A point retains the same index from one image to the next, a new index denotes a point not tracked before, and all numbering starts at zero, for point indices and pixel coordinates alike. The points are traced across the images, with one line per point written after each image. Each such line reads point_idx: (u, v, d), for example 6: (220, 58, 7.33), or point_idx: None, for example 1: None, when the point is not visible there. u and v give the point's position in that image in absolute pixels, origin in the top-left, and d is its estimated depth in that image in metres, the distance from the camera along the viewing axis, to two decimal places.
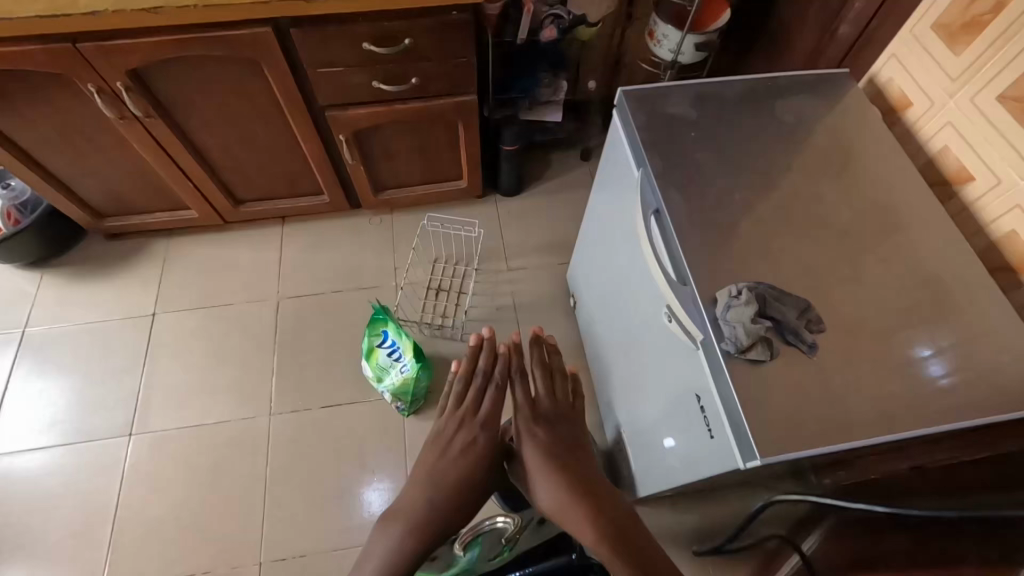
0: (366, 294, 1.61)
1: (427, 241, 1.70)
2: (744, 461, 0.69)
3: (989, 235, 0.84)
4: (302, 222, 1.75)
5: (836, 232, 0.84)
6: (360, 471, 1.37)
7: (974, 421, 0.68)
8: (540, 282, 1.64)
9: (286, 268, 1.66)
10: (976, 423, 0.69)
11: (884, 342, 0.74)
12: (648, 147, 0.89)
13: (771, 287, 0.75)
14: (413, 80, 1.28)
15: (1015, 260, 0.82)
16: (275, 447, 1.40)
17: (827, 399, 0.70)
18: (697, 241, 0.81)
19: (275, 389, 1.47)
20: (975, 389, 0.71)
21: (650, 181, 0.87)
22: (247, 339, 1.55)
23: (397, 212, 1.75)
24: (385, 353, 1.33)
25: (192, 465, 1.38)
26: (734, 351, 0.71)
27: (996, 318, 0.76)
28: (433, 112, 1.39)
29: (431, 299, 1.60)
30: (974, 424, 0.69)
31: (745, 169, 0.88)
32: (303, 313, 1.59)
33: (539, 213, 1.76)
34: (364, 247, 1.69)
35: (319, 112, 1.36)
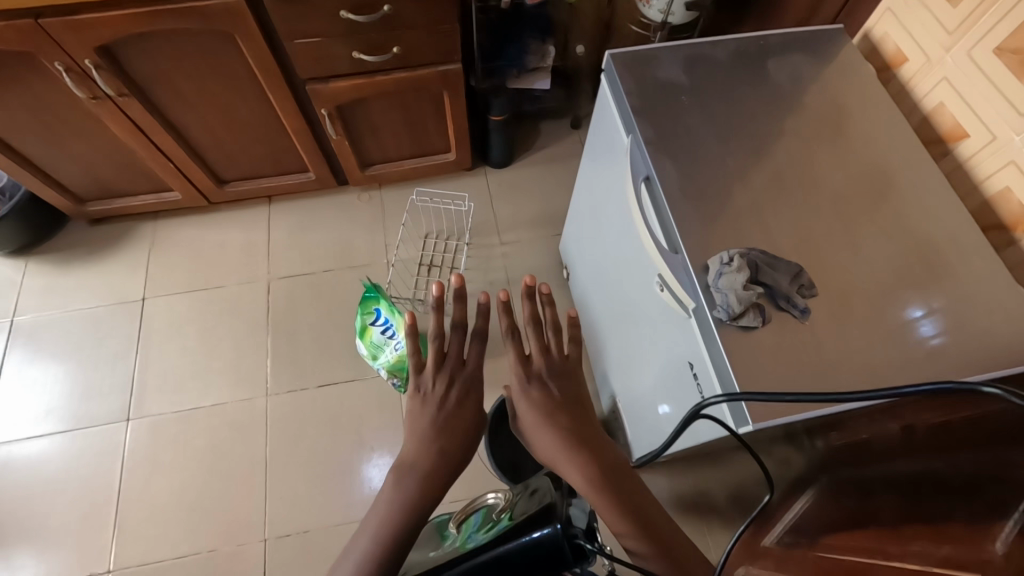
0: (358, 272, 1.60)
1: (417, 216, 1.68)
2: (734, 429, 0.70)
3: (983, 193, 0.83)
4: (289, 201, 1.72)
5: (829, 196, 0.82)
6: (360, 448, 1.38)
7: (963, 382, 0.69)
8: (533, 255, 1.62)
9: (275, 249, 1.64)
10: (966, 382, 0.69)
11: (875, 305, 0.74)
12: (638, 112, 0.87)
13: (763, 252, 0.74)
14: (395, 49, 1.23)
15: (1009, 218, 0.80)
16: (273, 427, 1.40)
17: (819, 364, 0.70)
18: (689, 208, 0.80)
19: (270, 370, 1.47)
20: (965, 349, 0.71)
21: (639, 147, 0.85)
22: (239, 321, 1.54)
23: (385, 187, 1.72)
24: (378, 331, 1.32)
25: (192, 448, 1.38)
26: (727, 319, 0.70)
27: (988, 277, 0.76)
28: (417, 83, 1.35)
29: (423, 275, 1.59)
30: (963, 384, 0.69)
31: (736, 133, 0.87)
32: (295, 294, 1.57)
33: (530, 185, 1.73)
34: (353, 225, 1.67)
35: (300, 86, 1.32)
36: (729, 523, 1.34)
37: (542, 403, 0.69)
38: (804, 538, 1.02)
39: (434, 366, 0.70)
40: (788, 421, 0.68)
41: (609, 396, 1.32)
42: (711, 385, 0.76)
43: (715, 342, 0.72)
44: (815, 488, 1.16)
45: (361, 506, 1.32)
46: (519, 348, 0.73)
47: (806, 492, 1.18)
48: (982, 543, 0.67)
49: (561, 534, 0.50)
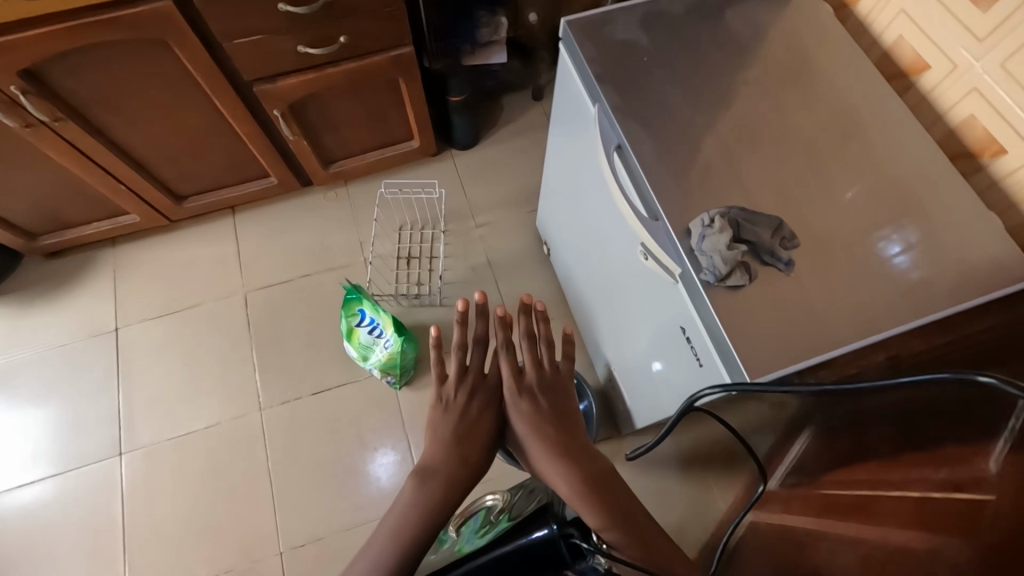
0: (335, 273, 1.56)
1: (389, 209, 1.64)
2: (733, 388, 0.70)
3: (948, 122, 0.84)
4: (253, 209, 1.66)
5: (801, 144, 0.82)
6: (363, 450, 1.38)
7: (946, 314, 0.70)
8: (511, 234, 1.60)
9: (246, 260, 1.58)
10: (951, 312, 0.71)
11: (856, 247, 0.75)
12: (601, 79, 0.85)
13: (743, 210, 0.73)
14: (342, 39, 1.18)
15: (974, 145, 0.81)
16: (272, 441, 1.38)
17: (806, 314, 0.70)
18: (664, 172, 0.78)
19: (260, 384, 1.44)
20: (946, 281, 0.72)
21: (607, 116, 0.83)
22: (220, 339, 1.50)
23: (351, 183, 1.67)
24: (365, 332, 1.29)
25: (191, 473, 1.36)
26: (714, 280, 0.70)
27: (961, 206, 0.77)
28: (369, 71, 1.29)
29: (403, 269, 1.56)
30: (946, 314, 0.71)
31: (703, 90, 0.85)
32: (274, 304, 1.53)
33: (500, 163, 1.70)
34: (324, 226, 1.62)
35: (247, 89, 1.26)
36: (732, 472, 1.38)
37: (534, 416, 0.70)
38: (808, 479, 1.06)
39: (456, 378, 0.72)
40: (785, 374, 0.69)
41: (604, 367, 1.33)
42: (707, 348, 0.76)
43: (704, 303, 0.72)
44: (812, 427, 1.20)
45: (372, 506, 1.32)
46: (512, 362, 0.73)
47: (805, 431, 1.22)
48: (976, 464, 0.70)
49: (558, 533, 0.55)
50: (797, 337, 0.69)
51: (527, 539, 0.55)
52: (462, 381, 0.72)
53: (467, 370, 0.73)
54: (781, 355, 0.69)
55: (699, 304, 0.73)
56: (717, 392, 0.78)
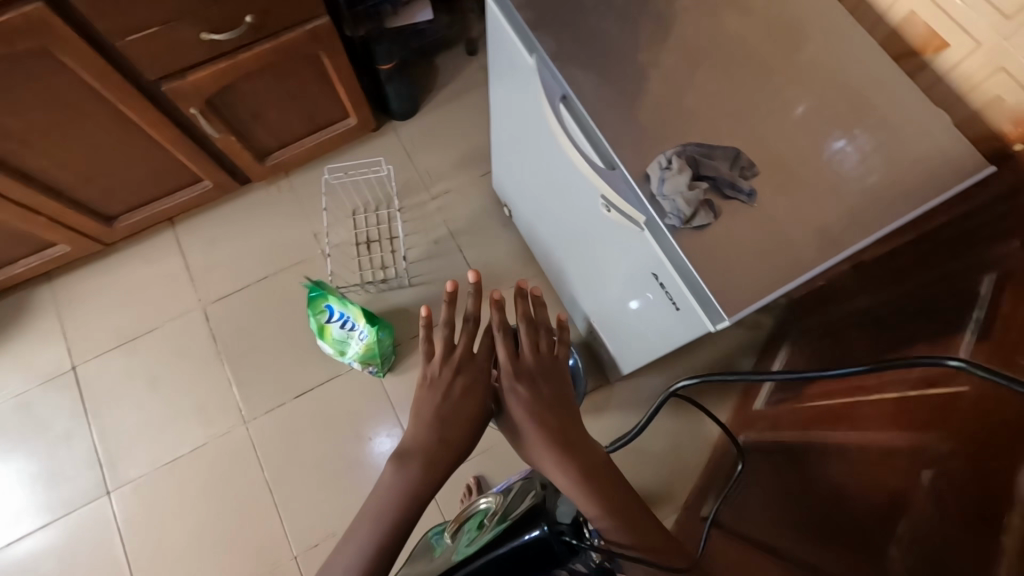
0: (295, 271, 1.49)
1: (337, 195, 1.56)
2: (712, 326, 0.70)
3: (889, 22, 0.82)
4: (193, 217, 1.56)
5: (748, 66, 0.79)
6: (359, 443, 1.36)
7: (907, 219, 0.71)
8: (470, 201, 1.55)
9: (197, 273, 1.50)
10: (911, 217, 0.71)
11: (815, 166, 0.74)
12: (535, 26, 0.79)
13: (700, 145, 0.71)
14: (248, 19, 1.07)
15: (917, 42, 0.80)
16: (264, 451, 1.35)
17: (775, 242, 0.70)
18: (615, 118, 0.75)
19: (239, 397, 1.40)
20: (904, 186, 0.73)
21: (547, 66, 0.79)
22: (187, 359, 1.43)
23: (293, 173, 1.58)
24: (337, 327, 1.26)
25: (187, 497, 1.33)
26: (681, 223, 0.69)
27: (910, 107, 0.77)
28: (287, 50, 1.19)
29: (365, 255, 1.50)
30: (907, 220, 0.71)
31: (642, 23, 0.81)
32: (236, 313, 1.47)
33: (446, 128, 1.63)
34: (272, 223, 1.53)
35: (155, 90, 1.15)
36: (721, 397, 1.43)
37: (529, 403, 0.70)
38: (793, 392, 1.10)
39: (442, 356, 0.72)
40: (760, 304, 0.69)
41: (584, 320, 1.32)
42: (681, 289, 0.75)
43: (671, 246, 0.71)
44: (788, 346, 1.26)
45: None
46: (508, 345, 0.73)
47: (782, 351, 1.28)
48: (949, 357, 0.72)
49: (550, 534, 0.53)
50: (768, 266, 0.69)
51: (520, 542, 0.53)
52: (448, 360, 0.72)
53: (455, 349, 0.73)
54: (754, 286, 0.69)
55: (667, 247, 0.72)
56: (697, 330, 0.78)
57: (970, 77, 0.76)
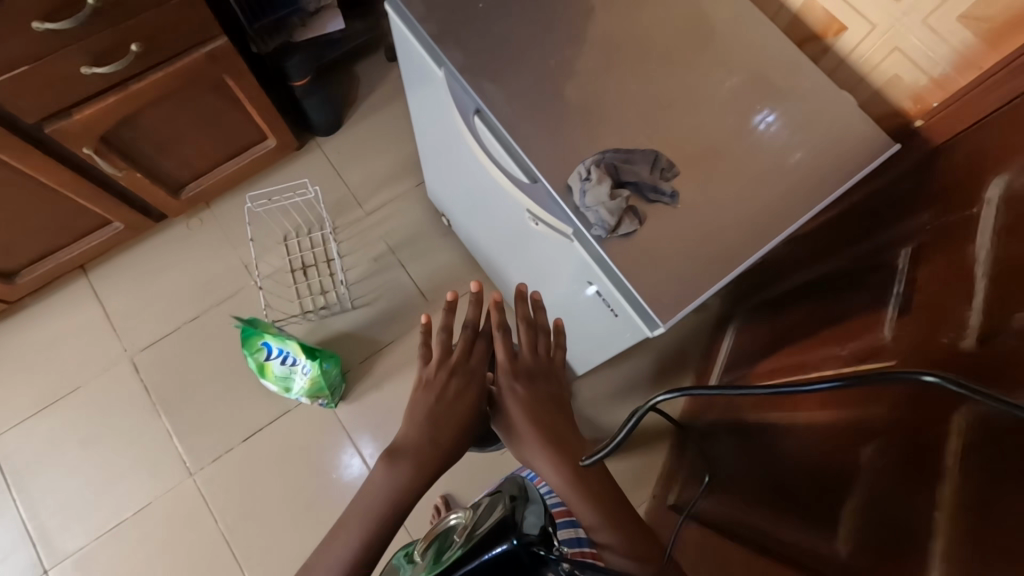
0: (227, 307, 1.40)
1: (264, 222, 1.47)
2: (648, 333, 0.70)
3: (791, 8, 0.83)
4: (107, 262, 1.44)
5: (660, 63, 0.79)
6: (318, 479, 1.30)
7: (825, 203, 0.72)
8: (406, 212, 1.51)
9: (119, 321, 1.39)
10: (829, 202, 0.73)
11: (735, 159, 0.74)
12: (440, 40, 0.76)
13: (618, 149, 0.70)
14: (134, 47, 0.98)
15: (819, 26, 0.81)
16: (216, 502, 1.27)
17: (703, 240, 0.70)
18: (532, 129, 0.73)
19: (182, 448, 1.31)
20: (819, 171, 0.74)
21: (457, 80, 0.75)
22: (119, 415, 1.32)
23: (214, 203, 1.49)
24: (278, 363, 1.19)
25: (136, 564, 1.24)
26: (606, 233, 0.68)
27: (818, 92, 0.78)
28: (185, 76, 1.10)
29: (302, 282, 1.44)
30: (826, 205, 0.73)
31: (550, 27, 0.79)
32: (168, 359, 1.37)
33: (373, 140, 1.56)
34: (197, 259, 1.44)
35: (37, 132, 1.04)
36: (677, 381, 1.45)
37: (527, 404, 0.67)
38: (742, 373, 1.13)
39: (440, 356, 0.69)
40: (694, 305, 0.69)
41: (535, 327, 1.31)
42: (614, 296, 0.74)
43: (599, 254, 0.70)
44: (735, 325, 1.28)
45: None
46: (506, 344, 0.69)
47: (729, 330, 1.30)
48: (878, 332, 0.74)
49: (518, 548, 0.49)
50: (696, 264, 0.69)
51: (486, 558, 0.49)
52: (443, 362, 0.69)
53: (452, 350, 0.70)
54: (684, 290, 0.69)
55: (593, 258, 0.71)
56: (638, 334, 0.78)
57: (868, 58, 0.78)
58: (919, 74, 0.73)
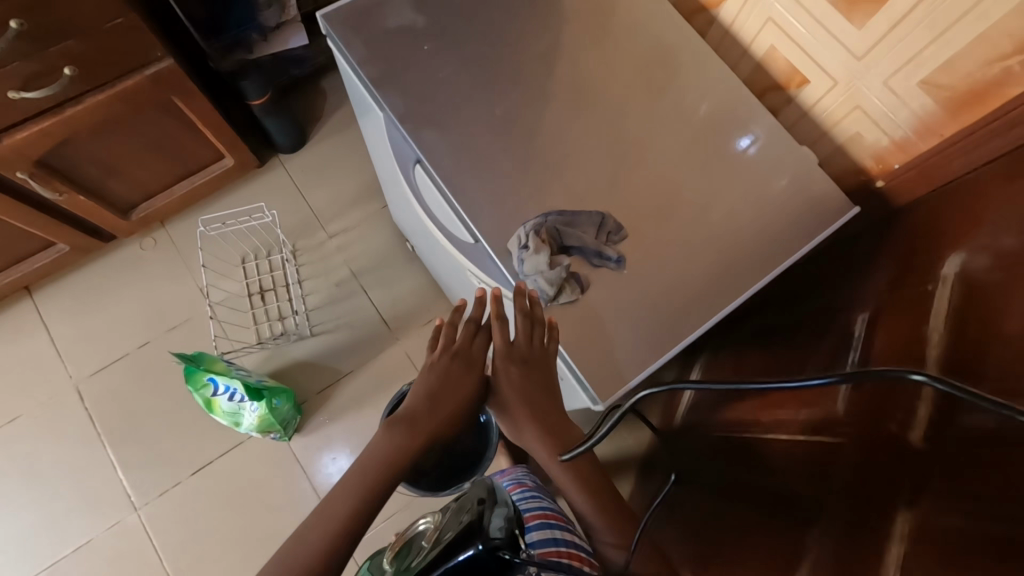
0: (180, 332, 1.35)
1: (221, 244, 1.42)
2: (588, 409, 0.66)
3: (755, 55, 0.79)
4: (54, 282, 1.38)
5: (614, 113, 0.75)
6: (270, 515, 1.25)
7: (777, 270, 0.70)
8: (370, 235, 1.46)
9: (65, 345, 1.33)
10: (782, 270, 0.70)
11: (687, 218, 0.71)
12: (380, 84, 0.71)
13: (561, 212, 0.67)
14: (66, 71, 0.92)
15: (781, 76, 0.78)
16: (161, 538, 1.22)
17: (649, 306, 0.66)
18: (473, 183, 0.68)
19: (127, 481, 1.25)
20: (773, 232, 0.71)
21: (396, 128, 0.71)
22: (61, 446, 1.27)
23: (169, 222, 1.43)
24: (225, 399, 1.13)
25: None
26: (546, 302, 0.64)
27: (776, 146, 0.75)
28: (127, 99, 1.04)
29: (259, 307, 1.38)
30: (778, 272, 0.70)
31: (500, 71, 0.74)
32: (116, 387, 1.31)
33: (338, 158, 1.51)
34: (150, 281, 1.38)
35: None
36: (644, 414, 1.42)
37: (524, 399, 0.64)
38: (701, 418, 1.10)
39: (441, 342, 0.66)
40: (641, 376, 0.65)
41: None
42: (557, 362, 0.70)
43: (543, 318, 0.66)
44: (699, 362, 1.25)
45: None
46: (503, 334, 0.63)
47: (693, 367, 1.27)
48: (832, 402, 0.71)
49: (485, 553, 0.48)
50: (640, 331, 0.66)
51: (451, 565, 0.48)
52: (446, 347, 0.65)
53: (454, 337, 0.65)
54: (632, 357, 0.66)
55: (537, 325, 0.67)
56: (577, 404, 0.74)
57: (830, 112, 0.75)
58: (881, 134, 0.70)
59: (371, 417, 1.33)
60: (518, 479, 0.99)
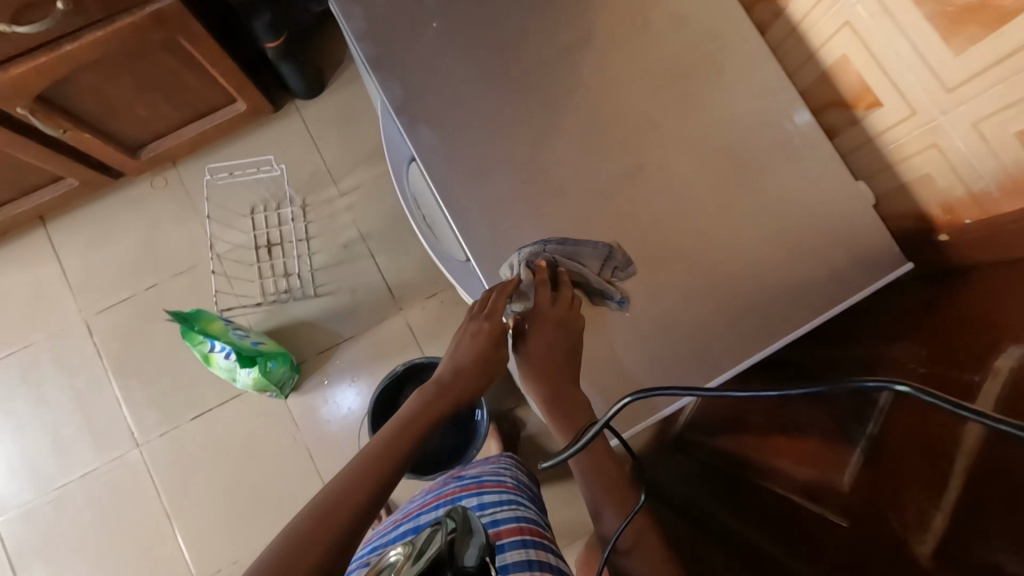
0: (186, 279, 1.34)
1: (230, 191, 1.38)
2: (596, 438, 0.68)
3: (821, 63, 0.67)
4: (67, 214, 1.37)
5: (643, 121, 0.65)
6: (262, 467, 1.29)
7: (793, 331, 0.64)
8: (382, 198, 1.39)
9: (76, 279, 1.35)
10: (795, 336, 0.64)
11: None
12: (380, 71, 0.64)
13: (562, 240, 0.64)
14: (57, 5, 0.85)
15: (849, 93, 0.66)
16: (161, 475, 1.28)
17: None
18: (471, 201, 0.64)
19: (131, 418, 1.30)
20: (790, 275, 0.65)
21: (395, 124, 0.65)
22: (72, 377, 1.31)
23: (180, 163, 1.39)
24: (222, 356, 1.11)
25: (80, 524, 1.27)
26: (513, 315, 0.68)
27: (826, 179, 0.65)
28: (127, 38, 0.97)
29: (265, 260, 1.36)
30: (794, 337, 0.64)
31: (517, 61, 0.65)
32: (123, 326, 1.33)
33: (356, 110, 1.42)
34: (159, 223, 1.37)
35: None
36: None
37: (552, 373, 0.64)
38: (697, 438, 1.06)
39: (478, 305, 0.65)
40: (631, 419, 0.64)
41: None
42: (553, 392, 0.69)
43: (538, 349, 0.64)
44: None
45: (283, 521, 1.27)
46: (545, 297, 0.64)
47: None
48: (835, 472, 0.65)
49: None
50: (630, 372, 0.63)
51: None
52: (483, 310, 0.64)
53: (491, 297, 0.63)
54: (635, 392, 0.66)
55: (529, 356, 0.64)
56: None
57: (898, 145, 0.63)
58: (956, 182, 0.59)
59: (368, 386, 1.32)
60: (495, 464, 0.89)
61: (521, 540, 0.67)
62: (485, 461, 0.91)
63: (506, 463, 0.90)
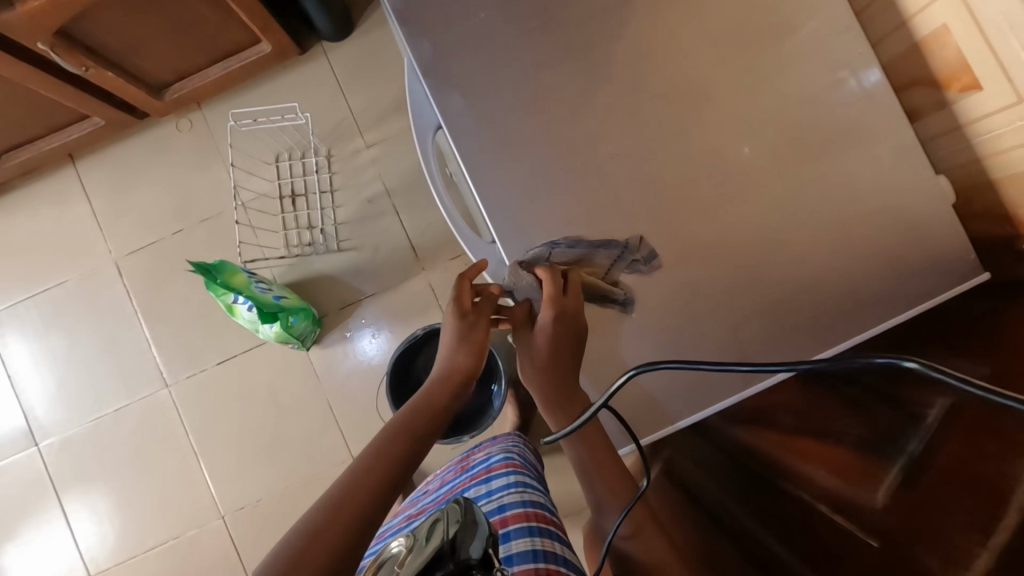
0: (211, 226, 1.34)
1: (255, 137, 1.34)
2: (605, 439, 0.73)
3: (914, 33, 0.58)
4: (94, 153, 1.36)
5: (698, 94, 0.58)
6: (284, 415, 1.33)
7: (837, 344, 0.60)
8: (409, 152, 1.34)
9: (105, 220, 1.35)
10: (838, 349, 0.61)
11: None
12: (407, 24, 0.57)
13: (567, 243, 0.61)
14: None
15: (943, 71, 0.57)
16: (189, 415, 1.33)
17: None
18: (501, 180, 0.59)
19: (160, 359, 1.34)
20: (841, 276, 0.60)
21: (422, 86, 0.59)
22: (104, 316, 1.35)
23: (205, 105, 1.35)
24: (245, 309, 1.11)
25: (115, 454, 1.34)
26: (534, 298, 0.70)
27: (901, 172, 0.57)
28: None
29: (289, 211, 1.34)
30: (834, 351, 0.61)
31: (561, 18, 0.57)
32: (150, 270, 1.34)
33: (384, 55, 1.34)
34: (185, 167, 1.35)
35: None
36: None
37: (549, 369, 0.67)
38: None
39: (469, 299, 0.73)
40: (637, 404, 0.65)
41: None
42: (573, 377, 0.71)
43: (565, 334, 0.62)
44: None
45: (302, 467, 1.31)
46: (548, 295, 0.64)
47: None
48: (868, 487, 0.62)
49: None
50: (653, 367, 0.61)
51: None
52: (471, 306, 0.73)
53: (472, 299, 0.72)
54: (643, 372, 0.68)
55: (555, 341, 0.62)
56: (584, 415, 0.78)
57: (990, 138, 0.55)
58: None
59: (390, 344, 1.32)
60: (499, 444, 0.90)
61: (528, 527, 0.67)
62: (489, 442, 0.92)
63: (509, 442, 0.90)
